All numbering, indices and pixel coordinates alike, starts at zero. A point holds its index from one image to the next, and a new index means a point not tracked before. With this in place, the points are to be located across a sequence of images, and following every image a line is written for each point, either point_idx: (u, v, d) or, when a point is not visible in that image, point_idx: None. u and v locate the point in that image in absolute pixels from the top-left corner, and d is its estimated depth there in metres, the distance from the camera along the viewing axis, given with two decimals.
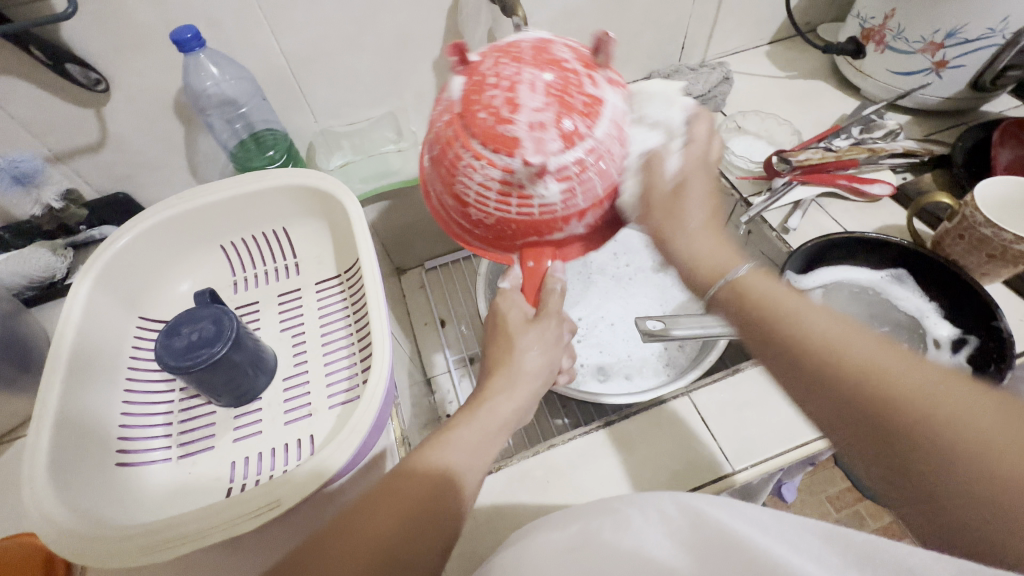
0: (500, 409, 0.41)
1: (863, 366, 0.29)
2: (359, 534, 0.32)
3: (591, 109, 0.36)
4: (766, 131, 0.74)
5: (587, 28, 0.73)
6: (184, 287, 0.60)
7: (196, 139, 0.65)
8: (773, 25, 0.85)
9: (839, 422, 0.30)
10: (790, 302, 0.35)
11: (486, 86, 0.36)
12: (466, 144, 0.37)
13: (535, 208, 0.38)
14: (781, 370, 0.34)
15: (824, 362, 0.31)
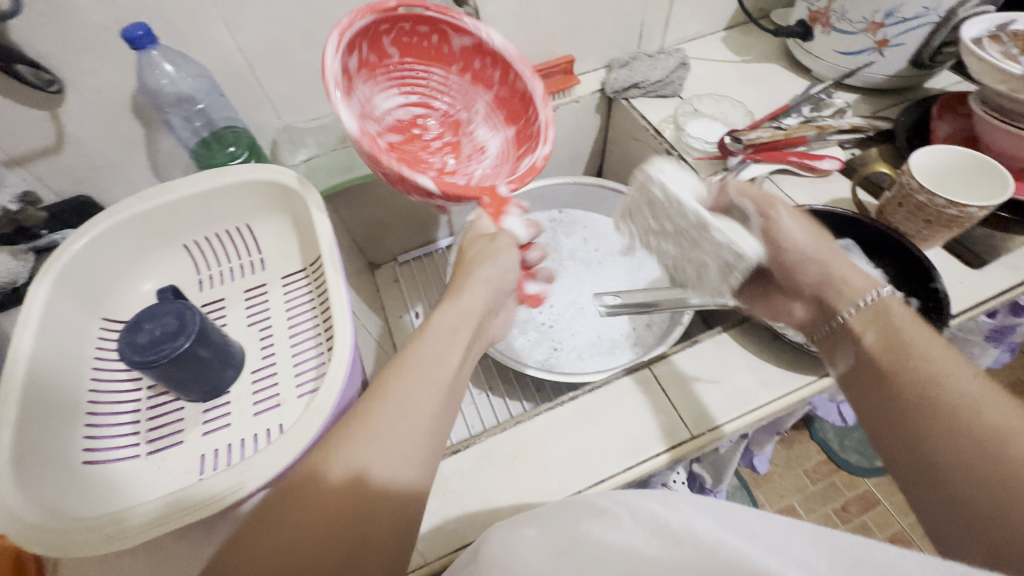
0: (437, 376, 0.39)
1: (962, 402, 0.34)
2: (278, 547, 0.30)
3: (399, 142, 0.58)
4: (721, 113, 0.76)
5: (546, 18, 0.75)
6: (148, 287, 0.60)
7: (156, 139, 0.65)
8: (727, 11, 0.88)
9: (896, 425, 0.38)
10: (919, 339, 0.40)
11: (402, 68, 0.57)
12: (415, 85, 0.59)
13: (413, 131, 0.60)
14: (886, 395, 0.39)
15: (921, 393, 0.37)
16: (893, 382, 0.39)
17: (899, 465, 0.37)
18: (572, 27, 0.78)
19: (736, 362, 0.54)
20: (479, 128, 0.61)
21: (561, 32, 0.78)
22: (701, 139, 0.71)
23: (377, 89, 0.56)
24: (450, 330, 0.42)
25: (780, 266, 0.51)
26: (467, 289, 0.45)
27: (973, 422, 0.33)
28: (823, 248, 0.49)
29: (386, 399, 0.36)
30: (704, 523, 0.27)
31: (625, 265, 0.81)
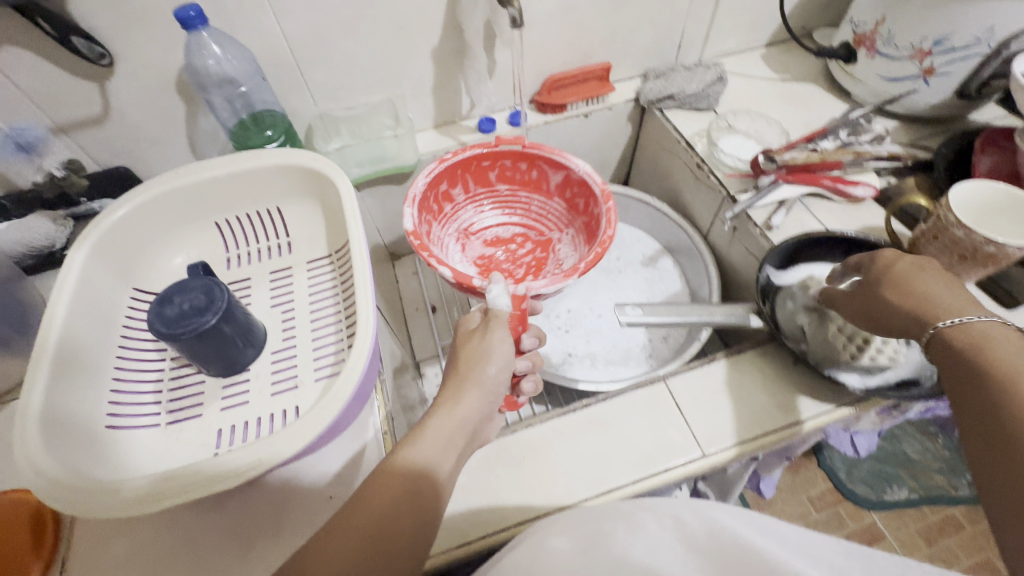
0: (452, 417, 0.44)
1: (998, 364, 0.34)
2: (340, 536, 0.36)
3: (495, 252, 0.77)
4: (756, 131, 0.75)
5: (586, 23, 0.74)
6: (178, 261, 0.62)
7: (196, 117, 0.66)
8: (768, 27, 0.87)
9: (1009, 468, 0.31)
10: (1020, 357, 0.34)
11: (518, 199, 0.77)
12: (523, 220, 0.79)
13: (510, 249, 0.78)
14: (981, 420, 0.33)
15: (965, 373, 0.36)
16: (974, 413, 0.34)
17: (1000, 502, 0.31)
18: (611, 34, 0.77)
19: (753, 385, 0.53)
20: (563, 245, 0.76)
21: (600, 38, 0.78)
22: (733, 156, 0.71)
23: (487, 212, 0.78)
24: (479, 357, 0.46)
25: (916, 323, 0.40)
26: (476, 373, 0.45)
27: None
28: (949, 289, 0.41)
29: (422, 427, 0.43)
30: (733, 524, 0.31)
31: (645, 277, 0.81)
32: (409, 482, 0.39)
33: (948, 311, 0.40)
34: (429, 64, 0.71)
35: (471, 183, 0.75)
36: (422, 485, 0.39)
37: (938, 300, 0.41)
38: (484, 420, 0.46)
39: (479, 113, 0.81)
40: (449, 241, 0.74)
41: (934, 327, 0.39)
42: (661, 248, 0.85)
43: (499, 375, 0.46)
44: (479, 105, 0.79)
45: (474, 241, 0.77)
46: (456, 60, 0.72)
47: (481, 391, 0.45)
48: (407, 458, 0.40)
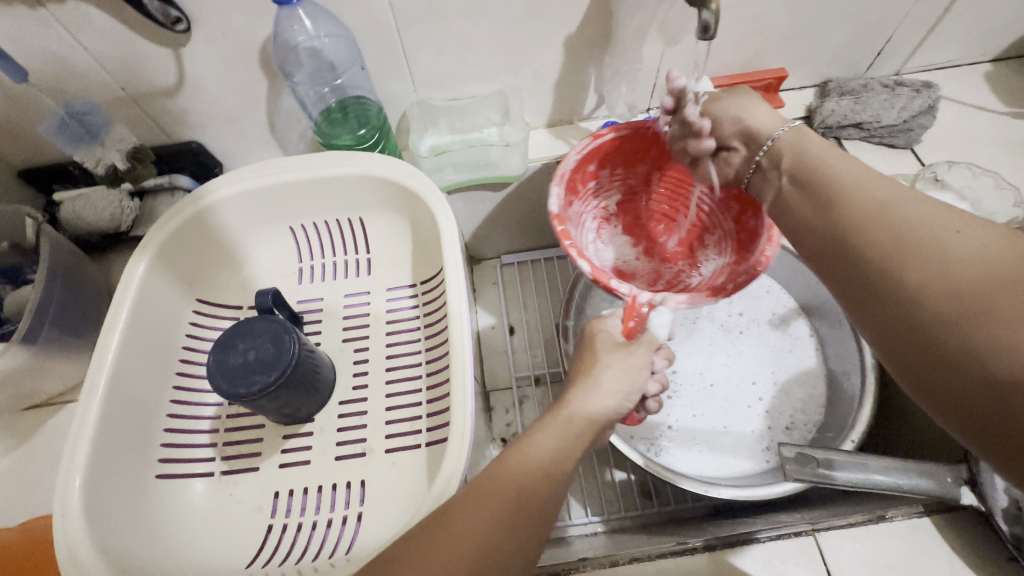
0: (577, 421, 0.38)
1: (872, 208, 0.31)
2: (449, 539, 0.30)
3: (627, 237, 0.63)
4: (974, 192, 0.56)
5: (771, 17, 0.56)
6: (246, 271, 0.54)
7: (278, 97, 0.56)
8: (1008, 37, 0.64)
9: (898, 312, 0.29)
10: (848, 173, 0.34)
11: (670, 180, 0.59)
12: (668, 202, 0.61)
13: (643, 237, 0.63)
14: (841, 254, 0.32)
15: (854, 232, 0.32)
16: (862, 259, 0.31)
17: (898, 349, 0.29)
18: (797, 32, 0.59)
19: (936, 568, 0.41)
20: (703, 252, 0.59)
21: (782, 37, 0.59)
22: None
23: (627, 186, 0.60)
24: (595, 360, 0.42)
25: (815, 191, 0.35)
26: (597, 378, 0.40)
27: (936, 249, 0.28)
28: (832, 147, 0.36)
29: (550, 419, 0.38)
30: None
31: (772, 342, 0.67)
32: (534, 483, 0.33)
33: (810, 163, 0.36)
34: (558, 54, 0.57)
35: (621, 152, 0.56)
36: (546, 482, 0.33)
37: (826, 166, 0.35)
38: (603, 433, 0.40)
39: (603, 115, 0.66)
40: (583, 222, 0.58)
41: (765, 146, 0.39)
42: (796, 308, 0.69)
43: (623, 388, 0.40)
44: (606, 106, 0.64)
45: (607, 216, 0.61)
46: (592, 52, 0.57)
47: (606, 398, 0.39)
48: (532, 452, 0.35)
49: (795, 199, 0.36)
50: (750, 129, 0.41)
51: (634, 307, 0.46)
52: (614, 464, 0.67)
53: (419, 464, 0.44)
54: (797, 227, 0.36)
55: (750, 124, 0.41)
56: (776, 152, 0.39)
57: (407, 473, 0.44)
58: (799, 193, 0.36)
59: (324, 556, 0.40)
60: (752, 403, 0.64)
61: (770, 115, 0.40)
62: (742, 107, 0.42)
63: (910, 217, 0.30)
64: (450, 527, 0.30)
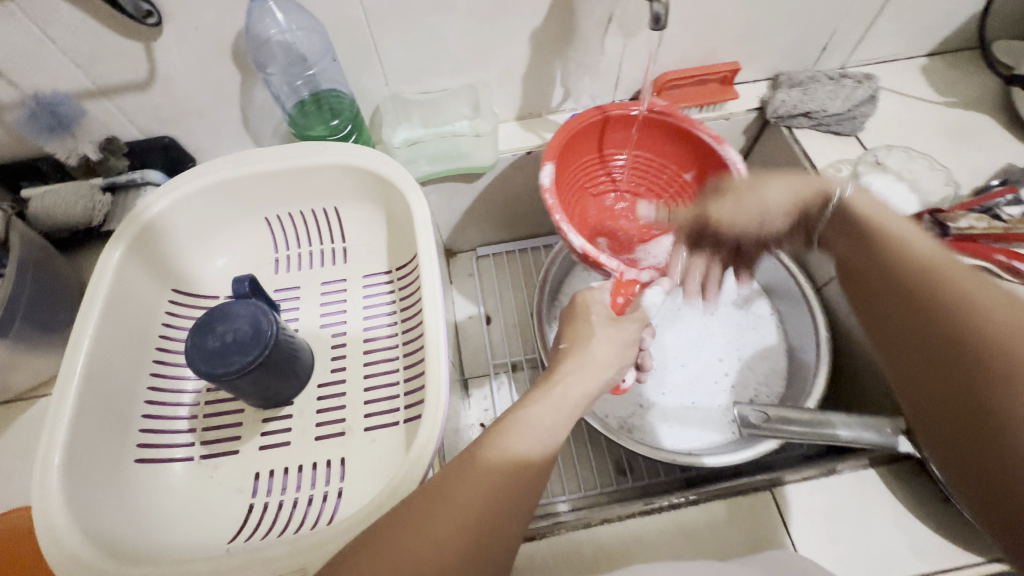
0: (571, 392, 0.40)
1: (931, 297, 0.28)
2: (450, 509, 0.31)
3: (609, 213, 0.68)
4: (910, 172, 0.61)
5: (723, 12, 0.60)
6: (221, 262, 0.55)
7: (250, 92, 0.57)
8: (940, 34, 0.70)
9: (949, 418, 0.26)
10: (913, 255, 0.31)
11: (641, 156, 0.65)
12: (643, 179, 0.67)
13: (624, 212, 0.68)
14: (898, 343, 0.29)
15: (912, 319, 0.29)
16: (915, 357, 0.28)
17: (953, 458, 0.26)
18: (748, 28, 0.63)
19: (882, 513, 0.44)
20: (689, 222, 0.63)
21: (735, 32, 0.63)
22: None
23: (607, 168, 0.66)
24: (586, 330, 0.44)
25: (877, 271, 0.32)
26: (591, 351, 0.43)
27: (993, 352, 0.24)
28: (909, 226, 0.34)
29: (544, 390, 0.40)
30: None
31: (737, 322, 0.71)
32: (530, 464, 0.34)
33: (873, 239, 0.34)
34: (524, 49, 0.59)
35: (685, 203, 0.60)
36: (540, 457, 0.35)
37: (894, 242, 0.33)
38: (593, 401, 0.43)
39: (570, 107, 0.69)
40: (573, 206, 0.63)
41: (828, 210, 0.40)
42: (758, 289, 0.73)
43: (610, 357, 0.43)
44: (572, 99, 0.67)
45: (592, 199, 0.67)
46: (557, 46, 0.59)
47: (600, 370, 0.42)
48: (526, 426, 0.36)
49: (856, 275, 0.34)
50: (790, 206, 0.43)
51: (623, 284, 0.51)
52: (590, 442, 0.69)
53: (398, 439, 0.46)
54: (856, 306, 0.34)
55: (777, 206, 0.44)
56: (839, 227, 0.38)
57: (386, 448, 0.45)
58: (860, 272, 0.34)
59: (307, 528, 0.41)
60: (720, 379, 0.67)
61: (805, 185, 0.43)
62: (772, 188, 0.45)
63: (999, 285, 0.26)
64: (449, 492, 0.31)
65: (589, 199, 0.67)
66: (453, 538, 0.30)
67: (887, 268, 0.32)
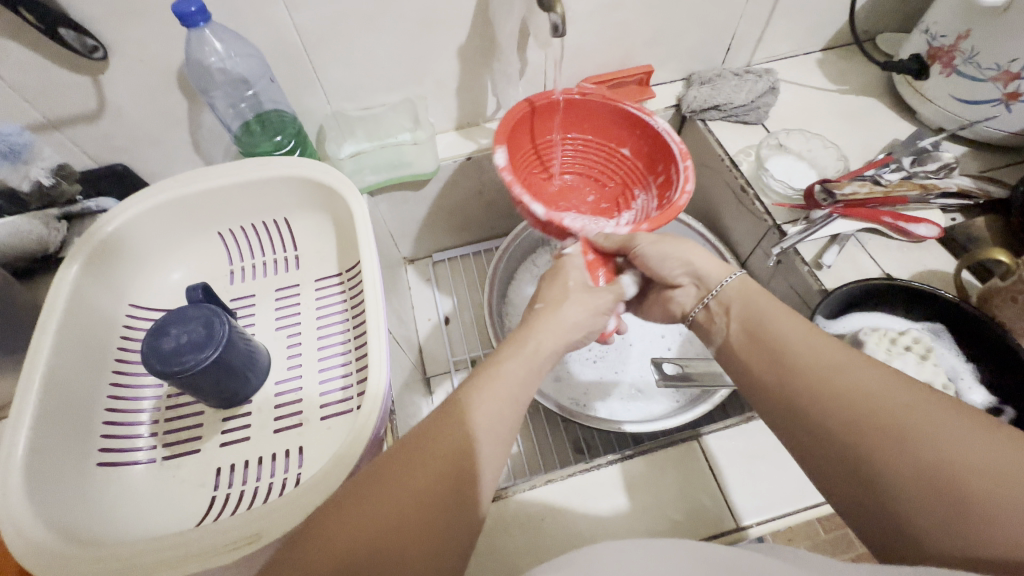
0: (545, 346, 0.43)
1: (827, 377, 0.34)
2: (403, 481, 0.32)
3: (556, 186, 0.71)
4: (809, 152, 0.68)
5: (631, 21, 0.67)
6: (177, 276, 0.58)
7: (198, 116, 0.60)
8: (830, 30, 0.78)
9: (859, 481, 0.31)
10: (799, 340, 0.38)
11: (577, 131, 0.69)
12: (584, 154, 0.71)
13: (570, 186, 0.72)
14: (802, 417, 0.35)
15: (814, 394, 0.35)
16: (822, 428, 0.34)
17: (863, 512, 0.31)
18: (656, 34, 0.70)
19: None
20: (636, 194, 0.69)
21: (645, 38, 0.70)
22: (783, 182, 0.64)
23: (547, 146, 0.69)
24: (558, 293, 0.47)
25: (770, 353, 0.39)
26: (561, 309, 0.46)
27: (890, 424, 0.31)
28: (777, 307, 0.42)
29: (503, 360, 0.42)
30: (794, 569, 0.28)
31: None
32: (498, 420, 0.37)
33: (758, 321, 0.41)
34: (453, 64, 0.65)
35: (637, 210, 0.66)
36: (512, 406, 0.39)
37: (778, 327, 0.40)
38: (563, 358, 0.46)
39: None
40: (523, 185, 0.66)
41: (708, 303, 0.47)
42: None
43: (583, 317, 0.47)
44: (505, 107, 0.73)
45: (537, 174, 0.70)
46: (484, 59, 0.65)
47: (569, 329, 0.46)
48: (502, 385, 0.39)
49: (746, 356, 0.41)
50: (697, 272, 0.49)
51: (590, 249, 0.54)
52: (548, 426, 0.73)
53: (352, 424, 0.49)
54: (751, 383, 0.40)
55: (695, 266, 0.49)
56: (722, 301, 0.45)
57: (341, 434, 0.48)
58: (749, 351, 0.41)
59: None
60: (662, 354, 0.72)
61: (703, 257, 0.49)
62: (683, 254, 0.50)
63: (868, 369, 0.34)
64: (424, 448, 0.34)
65: (538, 176, 0.70)
66: (405, 509, 0.31)
67: (780, 348, 0.38)
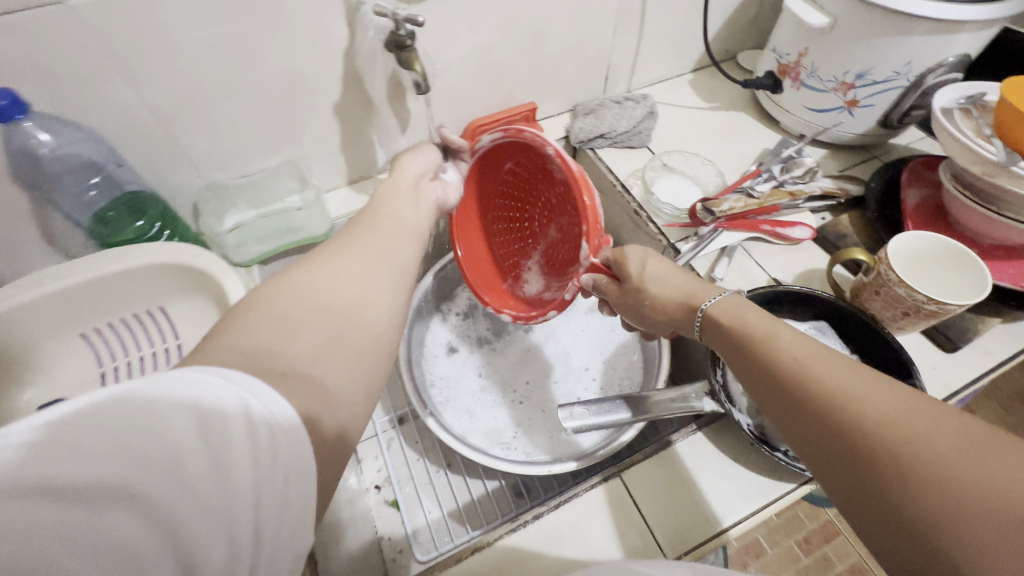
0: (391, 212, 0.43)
1: (830, 391, 0.30)
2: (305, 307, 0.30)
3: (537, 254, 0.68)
4: (692, 171, 0.73)
5: (506, 62, 0.68)
6: (29, 394, 0.51)
7: (43, 208, 0.54)
8: (694, 54, 0.84)
9: (882, 512, 0.27)
10: (796, 348, 0.34)
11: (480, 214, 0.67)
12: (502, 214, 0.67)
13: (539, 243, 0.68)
14: (813, 437, 0.31)
15: (821, 409, 0.30)
16: (835, 449, 0.29)
17: (893, 554, 0.27)
18: (533, 72, 0.72)
19: (714, 468, 0.50)
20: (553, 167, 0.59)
21: (523, 76, 0.72)
22: (671, 204, 0.68)
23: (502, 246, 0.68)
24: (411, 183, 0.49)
25: (765, 363, 0.35)
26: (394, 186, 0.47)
27: (913, 445, 0.27)
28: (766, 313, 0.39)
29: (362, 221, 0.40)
30: None
31: (597, 325, 0.77)
32: (374, 254, 0.36)
33: (751, 327, 0.38)
34: (332, 121, 0.63)
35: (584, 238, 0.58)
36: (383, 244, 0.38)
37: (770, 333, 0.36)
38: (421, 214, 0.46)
39: None
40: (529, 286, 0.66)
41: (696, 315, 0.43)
42: None
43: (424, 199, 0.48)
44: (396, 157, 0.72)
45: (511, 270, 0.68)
46: (363, 114, 0.64)
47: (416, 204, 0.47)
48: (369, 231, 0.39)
49: (742, 372, 0.37)
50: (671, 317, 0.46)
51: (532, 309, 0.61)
52: (485, 477, 0.71)
53: None
54: (755, 399, 0.35)
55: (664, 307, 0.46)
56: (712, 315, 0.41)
57: None
58: (744, 363, 0.37)
59: None
60: (589, 383, 0.72)
61: (672, 293, 0.46)
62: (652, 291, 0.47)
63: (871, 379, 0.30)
64: (290, 299, 0.30)
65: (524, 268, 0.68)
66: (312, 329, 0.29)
67: (774, 355, 0.35)
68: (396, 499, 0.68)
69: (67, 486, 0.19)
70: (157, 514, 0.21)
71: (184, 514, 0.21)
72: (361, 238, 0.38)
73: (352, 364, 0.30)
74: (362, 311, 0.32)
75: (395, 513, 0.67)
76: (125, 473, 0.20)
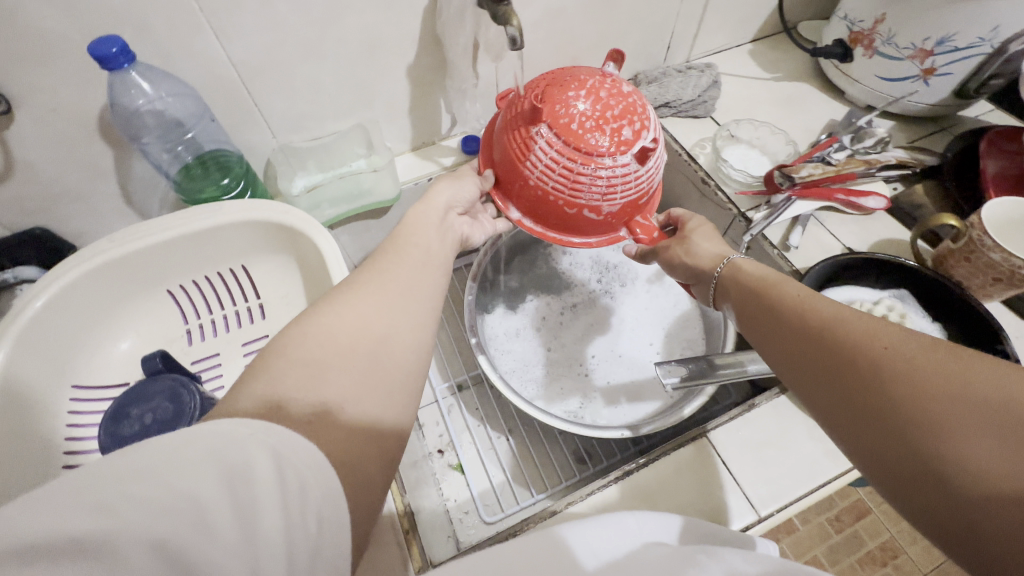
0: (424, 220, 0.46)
1: (818, 321, 0.34)
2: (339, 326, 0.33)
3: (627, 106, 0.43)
4: (759, 140, 0.72)
5: (575, 26, 0.67)
6: (125, 346, 0.52)
7: (128, 164, 0.55)
8: (756, 23, 0.82)
9: (858, 411, 0.29)
10: (798, 293, 0.37)
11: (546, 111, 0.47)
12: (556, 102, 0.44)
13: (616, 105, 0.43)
14: (802, 360, 0.34)
15: (810, 337, 0.34)
16: (820, 365, 0.32)
17: (870, 452, 0.29)
18: (600, 37, 0.71)
19: (799, 430, 0.51)
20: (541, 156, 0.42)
21: (590, 41, 0.71)
22: (742, 171, 0.67)
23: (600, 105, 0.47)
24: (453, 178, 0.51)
25: (770, 308, 0.38)
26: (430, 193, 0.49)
27: (885, 350, 0.29)
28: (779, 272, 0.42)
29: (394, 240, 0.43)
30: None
31: (654, 295, 0.77)
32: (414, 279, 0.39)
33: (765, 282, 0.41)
34: (404, 83, 0.62)
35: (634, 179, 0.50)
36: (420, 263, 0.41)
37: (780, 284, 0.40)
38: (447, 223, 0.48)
39: (461, 131, 0.73)
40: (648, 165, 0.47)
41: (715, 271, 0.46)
42: None
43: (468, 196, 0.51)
44: (460, 123, 0.71)
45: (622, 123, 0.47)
46: (434, 77, 0.63)
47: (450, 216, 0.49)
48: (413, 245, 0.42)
49: (753, 323, 0.40)
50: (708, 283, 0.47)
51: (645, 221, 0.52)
52: (547, 442, 0.72)
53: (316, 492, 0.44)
54: (758, 342, 0.39)
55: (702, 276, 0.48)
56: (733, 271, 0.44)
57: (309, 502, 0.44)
58: (751, 308, 0.40)
59: None
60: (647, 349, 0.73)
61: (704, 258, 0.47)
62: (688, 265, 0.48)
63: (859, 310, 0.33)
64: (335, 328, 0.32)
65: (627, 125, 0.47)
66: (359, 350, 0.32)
67: (779, 299, 0.38)
68: (461, 463, 0.69)
69: (87, 537, 0.17)
70: (183, 558, 0.19)
71: (216, 554, 0.19)
72: (389, 265, 0.39)
73: (395, 394, 0.32)
74: (396, 328, 0.35)
75: (460, 477, 0.68)
76: (163, 532, 0.18)
